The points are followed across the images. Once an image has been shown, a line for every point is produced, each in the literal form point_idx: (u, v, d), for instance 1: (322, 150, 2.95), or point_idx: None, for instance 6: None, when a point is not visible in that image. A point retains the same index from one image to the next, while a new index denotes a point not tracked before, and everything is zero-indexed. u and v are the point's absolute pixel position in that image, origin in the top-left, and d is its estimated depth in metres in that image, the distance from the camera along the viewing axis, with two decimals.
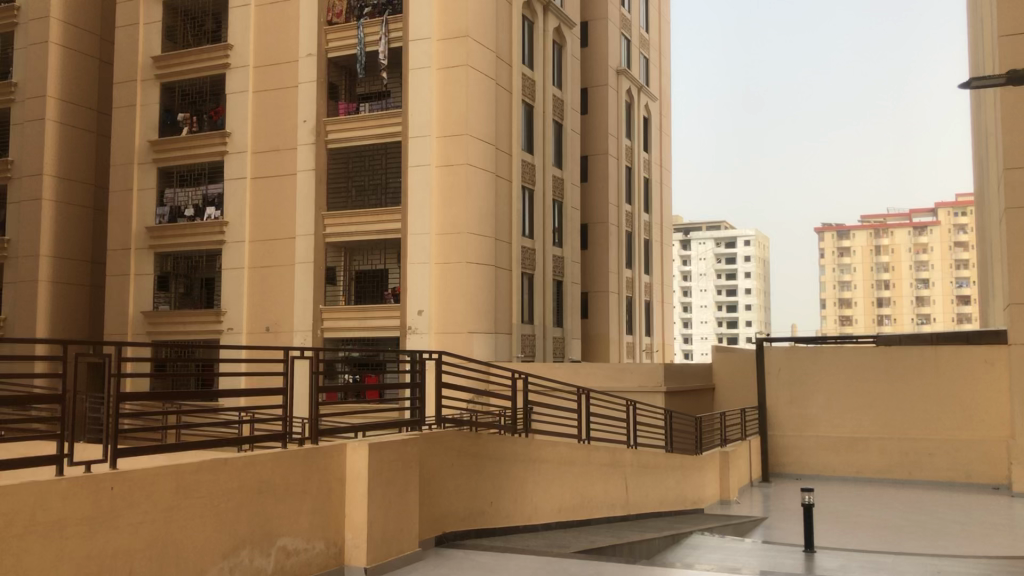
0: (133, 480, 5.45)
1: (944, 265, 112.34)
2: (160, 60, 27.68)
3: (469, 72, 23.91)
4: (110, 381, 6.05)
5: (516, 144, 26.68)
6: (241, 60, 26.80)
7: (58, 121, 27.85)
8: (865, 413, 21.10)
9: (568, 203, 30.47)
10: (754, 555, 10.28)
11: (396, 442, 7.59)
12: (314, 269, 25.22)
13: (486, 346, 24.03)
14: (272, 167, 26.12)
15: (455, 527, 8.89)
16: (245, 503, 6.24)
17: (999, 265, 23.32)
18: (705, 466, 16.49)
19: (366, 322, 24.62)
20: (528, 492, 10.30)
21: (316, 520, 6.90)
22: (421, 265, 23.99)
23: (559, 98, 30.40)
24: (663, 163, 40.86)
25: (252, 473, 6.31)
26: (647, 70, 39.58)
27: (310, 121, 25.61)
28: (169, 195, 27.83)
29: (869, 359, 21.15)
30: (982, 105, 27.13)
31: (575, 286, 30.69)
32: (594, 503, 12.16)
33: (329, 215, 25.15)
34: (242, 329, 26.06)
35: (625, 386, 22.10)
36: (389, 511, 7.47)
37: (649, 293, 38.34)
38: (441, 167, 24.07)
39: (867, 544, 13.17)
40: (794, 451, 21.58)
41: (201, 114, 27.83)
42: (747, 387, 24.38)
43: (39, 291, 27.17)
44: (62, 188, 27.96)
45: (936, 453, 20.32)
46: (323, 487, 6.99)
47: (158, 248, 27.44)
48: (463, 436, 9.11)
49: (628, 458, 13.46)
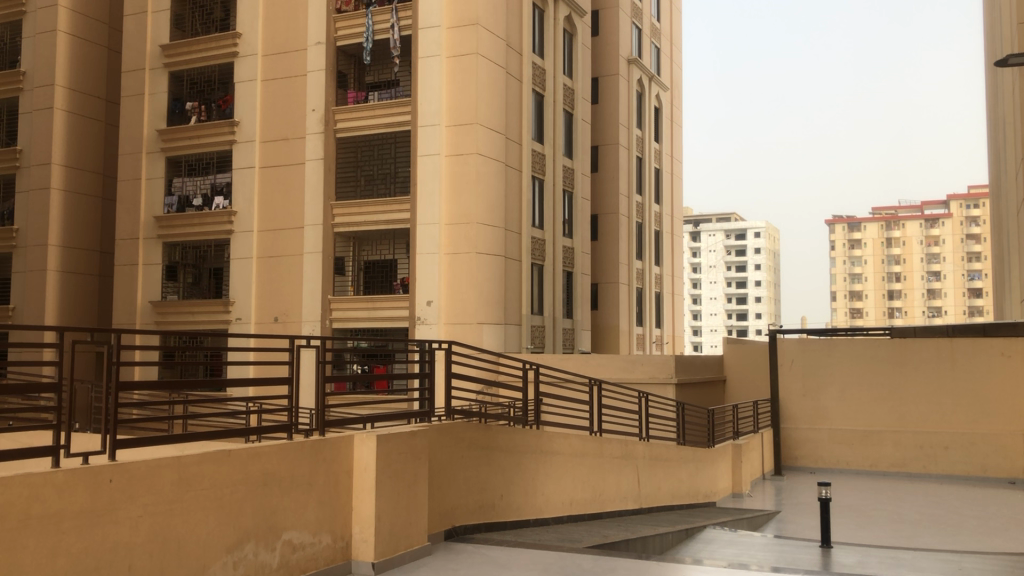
0: (134, 472, 5.27)
1: (956, 258, 111.52)
2: (169, 48, 27.53)
3: (479, 60, 23.66)
4: (110, 370, 5.84)
5: (527, 134, 26.46)
6: (250, 48, 26.63)
7: (67, 110, 27.72)
8: (879, 406, 20.84)
9: (579, 193, 30.23)
10: (770, 551, 10.06)
11: (405, 434, 7.40)
12: (323, 259, 25.04)
13: (496, 337, 23.85)
14: (281, 156, 25.94)
15: (465, 520, 8.71)
16: (250, 497, 6.06)
17: (1016, 256, 23.00)
18: (717, 459, 16.29)
19: (376, 312, 24.45)
20: (538, 485, 10.11)
21: (323, 514, 6.72)
22: (430, 255, 23.81)
23: (569, 87, 30.15)
24: (674, 153, 40.57)
25: (258, 465, 6.13)
26: (658, 60, 39.25)
27: (318, 109, 25.37)
28: (177, 184, 27.67)
29: (883, 351, 20.87)
30: (998, 94, 26.75)
31: (585, 277, 30.45)
32: (606, 495, 11.97)
33: (338, 205, 24.97)
34: (251, 320, 25.96)
35: (636, 377, 21.90)
36: (398, 505, 7.28)
37: (659, 285, 38.07)
38: (450, 157, 23.85)
39: (884, 539, 12.94)
40: (807, 444, 21.35)
41: (210, 103, 27.63)
42: (760, 379, 24.13)
43: (48, 280, 27.09)
44: (71, 178, 27.86)
45: (951, 447, 20.06)
46: (329, 479, 6.81)
47: (167, 238, 27.30)
48: (473, 428, 8.91)
49: (640, 450, 13.26)
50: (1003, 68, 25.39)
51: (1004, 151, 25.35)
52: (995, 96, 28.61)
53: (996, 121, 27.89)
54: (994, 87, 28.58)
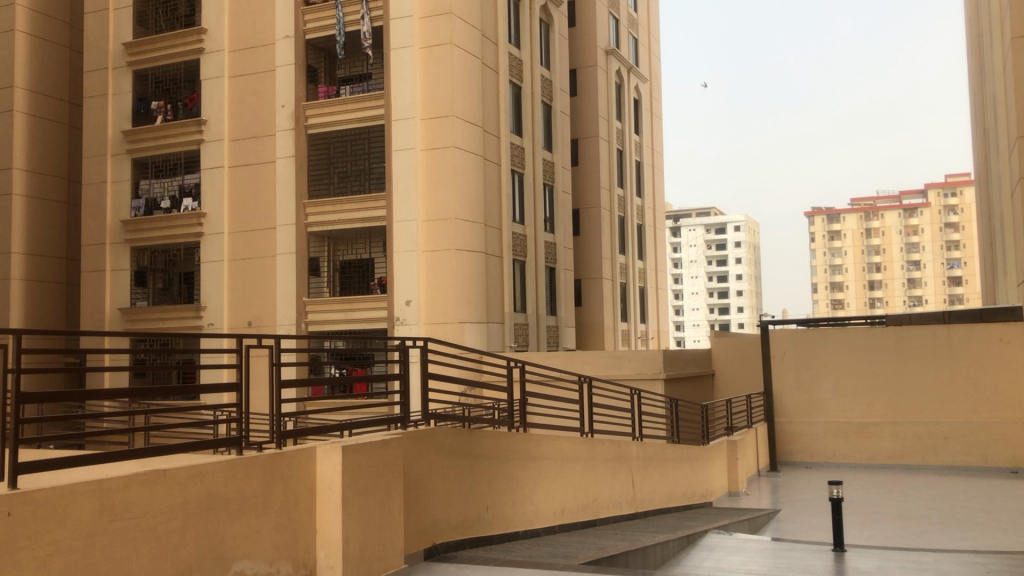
0: (43, 502, 4.34)
1: (936, 247, 111.30)
2: (132, 46, 26.52)
3: (453, 50, 22.84)
4: (8, 377, 4.87)
5: (505, 127, 25.64)
6: (215, 44, 25.67)
7: (28, 113, 26.61)
8: (875, 396, 20.19)
9: (559, 187, 29.50)
10: (779, 557, 9.29)
11: (375, 444, 6.59)
12: (297, 260, 24.14)
13: (478, 336, 23.03)
14: (250, 155, 24.99)
15: (447, 536, 7.88)
16: (190, 524, 5.16)
17: (1011, 236, 22.40)
18: (713, 456, 15.59)
19: (353, 314, 23.58)
20: (525, 493, 9.30)
21: (282, 538, 5.86)
22: (407, 253, 22.95)
23: (547, 78, 29.33)
24: (655, 146, 39.93)
25: (199, 486, 5.25)
26: (636, 51, 38.49)
27: (288, 106, 24.44)
28: (144, 186, 26.70)
29: (877, 340, 20.19)
30: (985, 75, 26.21)
31: (568, 273, 29.72)
32: (599, 501, 11.18)
33: (310, 204, 24.07)
34: (223, 324, 24.99)
35: (623, 374, 21.18)
36: (369, 524, 6.44)
37: (643, 279, 37.37)
38: (426, 150, 23.00)
39: (895, 537, 12.21)
40: (802, 438, 20.71)
41: (176, 102, 26.63)
42: (750, 371, 23.51)
43: (11, 289, 25.95)
44: (34, 182, 26.76)
45: (951, 438, 19.42)
46: (289, 497, 5.94)
47: (134, 243, 26.29)
48: (453, 433, 8.10)
49: (634, 450, 12.49)
50: (989, 44, 24.76)
51: (993, 132, 24.78)
52: (980, 78, 28.04)
53: (984, 106, 27.38)
54: (980, 68, 27.99)
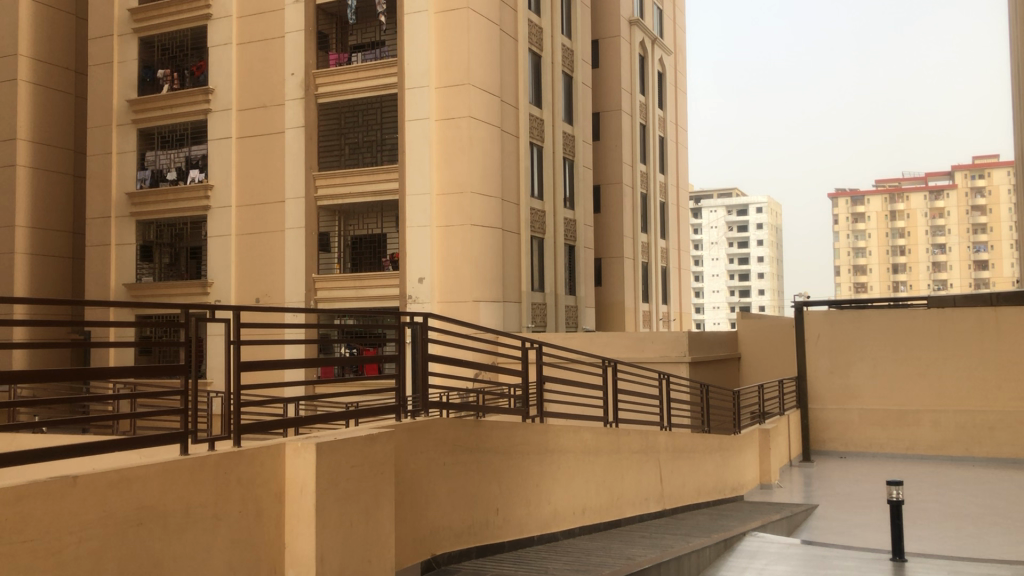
0: None
1: (962, 230, 108.84)
2: (137, 11, 25.40)
3: (469, 15, 21.60)
4: None
5: (523, 97, 24.44)
6: (223, 9, 24.56)
7: (32, 81, 25.54)
8: (915, 382, 18.93)
9: (580, 161, 28.30)
10: (830, 568, 8.14)
11: (360, 441, 5.54)
12: (306, 235, 23.14)
13: (494, 315, 22.01)
14: (260, 125, 23.93)
15: (449, 546, 6.83)
16: (114, 544, 4.14)
17: None
18: (745, 446, 14.52)
19: (364, 292, 22.61)
20: (541, 492, 8.23)
21: (241, 558, 4.81)
22: (420, 228, 21.84)
23: (569, 48, 28.06)
24: (679, 121, 38.57)
25: (126, 497, 4.23)
26: (660, 21, 37.04)
27: (298, 74, 23.35)
28: (150, 158, 25.62)
29: (917, 323, 18.91)
30: None
31: (587, 251, 28.52)
32: (624, 499, 10.10)
33: (320, 176, 23.01)
34: (230, 300, 24.01)
35: (646, 357, 20.05)
36: (352, 539, 5.38)
37: (665, 258, 36.14)
38: (441, 121, 21.83)
39: (952, 538, 11.01)
40: (837, 426, 19.56)
41: (183, 70, 25.51)
42: (778, 355, 22.35)
43: (16, 263, 25.07)
44: (41, 155, 25.84)
45: (998, 428, 18.15)
46: (248, 506, 4.88)
47: (140, 216, 25.30)
48: (460, 426, 7.03)
49: (661, 441, 11.37)
50: None
51: None
52: None
53: None
54: None
